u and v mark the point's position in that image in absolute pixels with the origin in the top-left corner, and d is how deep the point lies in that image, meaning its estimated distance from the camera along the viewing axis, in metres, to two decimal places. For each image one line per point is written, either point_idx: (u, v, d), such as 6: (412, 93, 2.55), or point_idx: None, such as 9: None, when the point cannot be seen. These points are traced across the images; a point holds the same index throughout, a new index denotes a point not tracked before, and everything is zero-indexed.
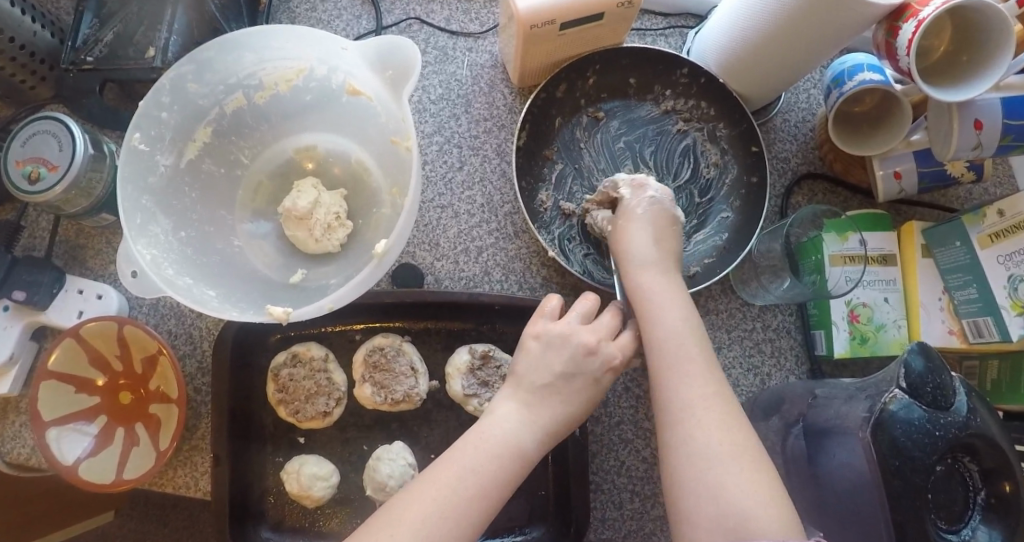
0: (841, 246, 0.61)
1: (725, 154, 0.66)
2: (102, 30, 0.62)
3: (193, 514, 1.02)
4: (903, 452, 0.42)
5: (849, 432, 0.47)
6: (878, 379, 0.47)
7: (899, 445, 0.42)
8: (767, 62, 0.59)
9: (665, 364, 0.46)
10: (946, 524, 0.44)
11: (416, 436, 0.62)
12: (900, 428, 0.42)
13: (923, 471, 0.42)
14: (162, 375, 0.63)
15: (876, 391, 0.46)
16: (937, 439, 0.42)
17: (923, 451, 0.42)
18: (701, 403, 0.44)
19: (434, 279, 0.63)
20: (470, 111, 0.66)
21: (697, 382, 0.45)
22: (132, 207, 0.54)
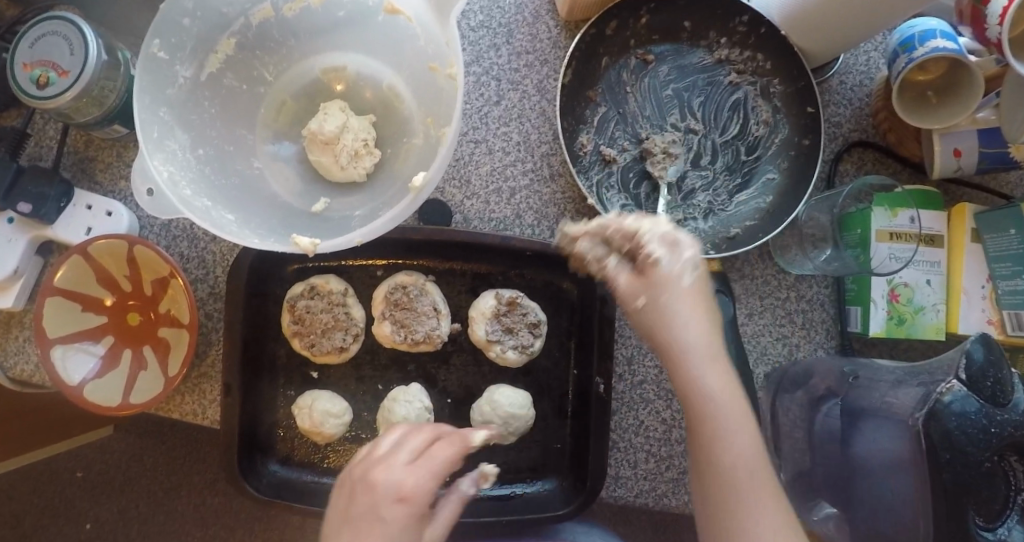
0: (890, 222, 0.59)
1: (777, 113, 0.62)
2: None
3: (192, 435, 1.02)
4: (954, 444, 0.41)
5: (894, 418, 0.46)
6: (932, 367, 0.46)
7: (952, 439, 0.41)
8: (837, 20, 0.54)
9: (710, 426, 0.38)
10: (983, 521, 0.41)
11: (434, 379, 0.60)
12: (955, 420, 0.41)
13: (972, 465, 0.41)
14: (173, 299, 0.60)
15: (930, 378, 0.45)
16: (991, 436, 0.41)
17: (977, 447, 0.41)
18: (744, 464, 0.38)
19: (463, 218, 0.60)
20: (512, 42, 0.61)
21: (744, 441, 0.38)
22: (148, 119, 0.51)
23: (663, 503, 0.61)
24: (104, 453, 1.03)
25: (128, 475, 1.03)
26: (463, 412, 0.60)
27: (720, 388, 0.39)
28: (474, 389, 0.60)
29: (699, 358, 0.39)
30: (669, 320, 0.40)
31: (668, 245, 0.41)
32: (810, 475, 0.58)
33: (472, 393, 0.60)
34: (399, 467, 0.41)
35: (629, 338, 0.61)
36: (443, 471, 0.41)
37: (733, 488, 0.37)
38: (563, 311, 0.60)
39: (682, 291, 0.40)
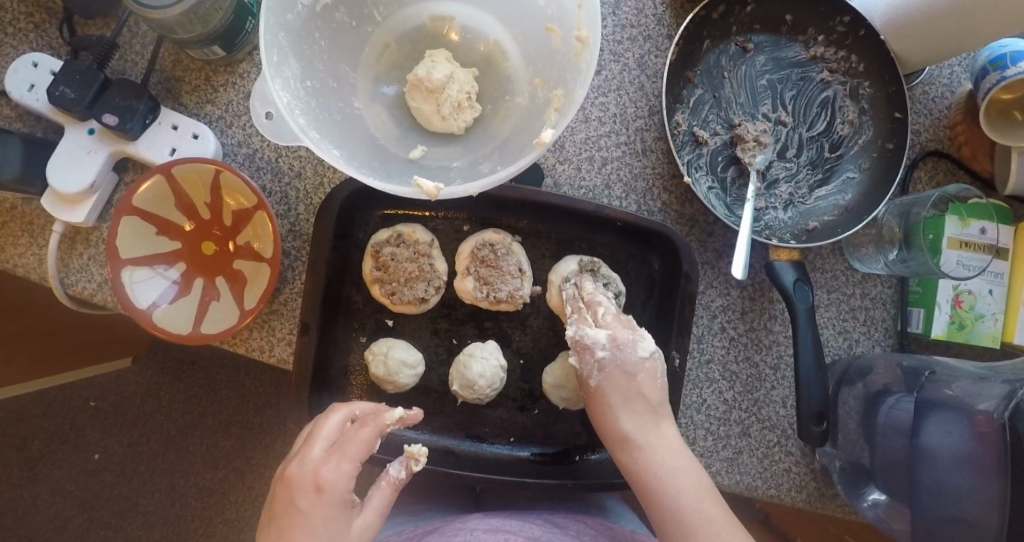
0: (962, 231, 0.61)
1: (864, 114, 0.64)
2: None
3: (212, 375, 1.00)
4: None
5: (966, 412, 0.50)
6: (1020, 371, 0.50)
7: None
8: (944, 33, 0.55)
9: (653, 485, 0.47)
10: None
11: (508, 338, 0.61)
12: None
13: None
14: (255, 232, 0.60)
15: (1017, 380, 0.49)
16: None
17: None
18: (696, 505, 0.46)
19: (553, 183, 0.60)
20: (618, 14, 0.61)
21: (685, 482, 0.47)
22: (271, 43, 0.51)
23: (715, 480, 0.62)
24: (118, 385, 1.00)
25: (142, 410, 1.01)
26: (533, 374, 0.61)
27: (659, 445, 0.49)
28: (547, 353, 0.61)
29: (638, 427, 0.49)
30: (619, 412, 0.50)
31: (614, 346, 0.51)
32: (866, 466, 0.61)
33: (544, 356, 0.61)
34: (314, 458, 0.44)
35: (702, 318, 0.62)
36: (358, 456, 0.44)
37: (682, 516, 0.45)
38: (641, 284, 0.61)
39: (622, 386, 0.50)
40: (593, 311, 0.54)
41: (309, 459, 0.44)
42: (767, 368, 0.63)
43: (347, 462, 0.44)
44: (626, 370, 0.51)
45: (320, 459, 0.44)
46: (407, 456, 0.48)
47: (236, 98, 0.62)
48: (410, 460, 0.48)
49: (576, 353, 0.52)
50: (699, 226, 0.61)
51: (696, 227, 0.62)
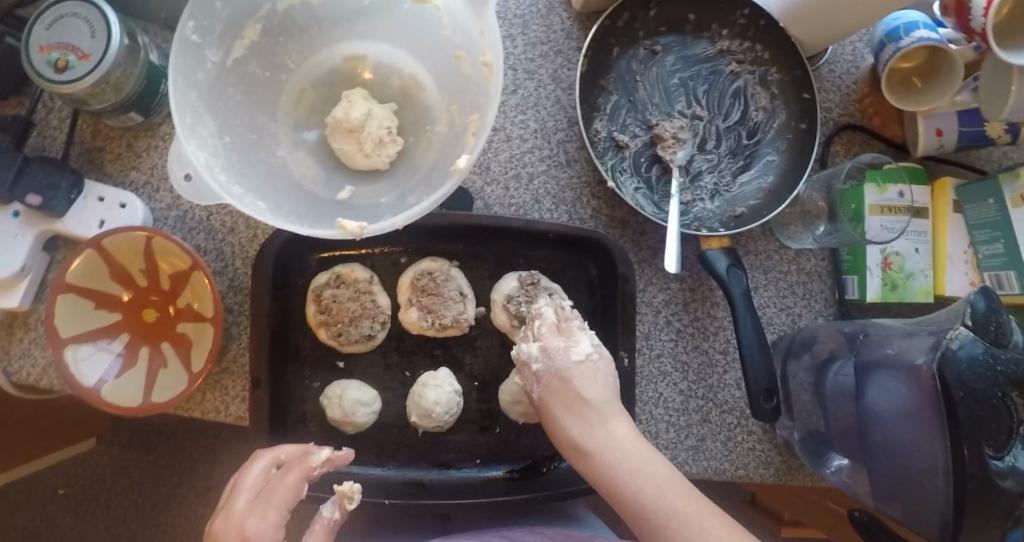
0: (880, 196, 0.63)
1: (774, 99, 0.66)
2: None
3: (178, 441, 0.97)
4: (966, 383, 0.46)
5: (904, 367, 0.51)
6: (938, 320, 0.52)
7: (963, 379, 0.46)
8: (834, 13, 0.58)
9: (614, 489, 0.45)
10: (992, 451, 0.46)
11: (460, 363, 0.61)
12: (964, 362, 0.46)
13: (983, 398, 0.46)
14: (194, 293, 0.59)
15: (940, 328, 0.50)
16: (997, 373, 0.46)
17: (985, 383, 0.46)
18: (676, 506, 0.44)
19: (484, 204, 0.61)
20: (527, 33, 0.63)
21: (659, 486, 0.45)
22: (182, 104, 0.50)
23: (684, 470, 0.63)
24: (87, 466, 0.98)
25: (113, 489, 0.98)
26: (490, 394, 0.62)
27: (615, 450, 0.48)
28: (501, 371, 0.62)
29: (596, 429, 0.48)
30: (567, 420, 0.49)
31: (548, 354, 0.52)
32: (823, 433, 0.63)
33: (498, 376, 0.62)
34: (238, 511, 0.42)
35: (647, 315, 0.64)
36: (285, 503, 0.43)
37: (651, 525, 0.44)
38: (583, 290, 0.62)
39: (560, 394, 0.50)
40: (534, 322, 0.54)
41: (233, 512, 0.42)
42: (717, 354, 0.65)
43: (273, 512, 0.42)
44: (560, 378, 0.51)
45: (244, 511, 0.42)
46: (341, 497, 0.47)
47: (159, 162, 0.62)
48: (343, 499, 0.47)
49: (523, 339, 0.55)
50: (631, 227, 0.63)
51: (628, 228, 0.63)
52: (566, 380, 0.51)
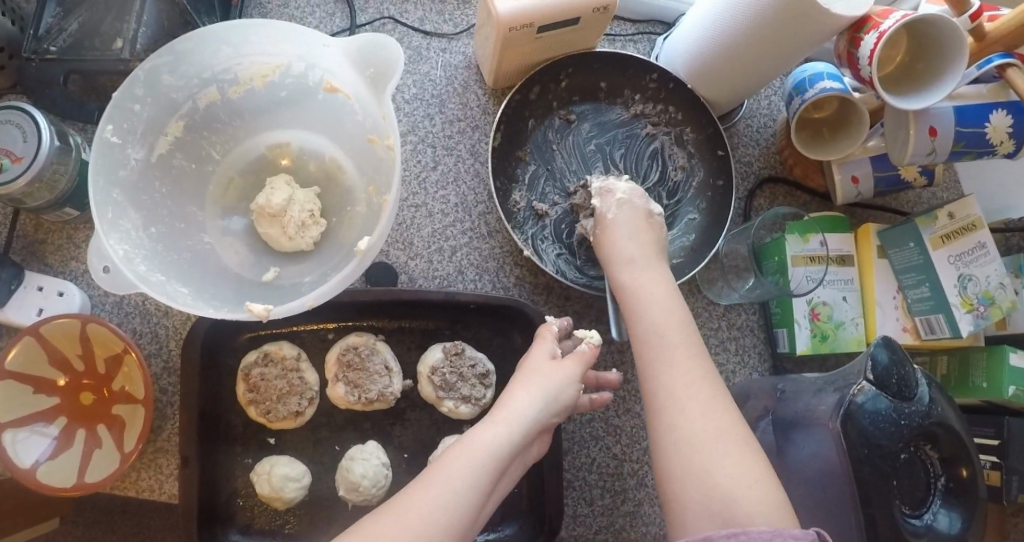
0: (803, 247, 0.63)
1: (691, 157, 0.67)
2: (66, 19, 0.62)
3: (142, 524, 0.93)
4: (871, 440, 0.45)
5: (815, 426, 0.49)
6: (845, 373, 0.50)
7: (867, 434, 0.45)
8: (736, 66, 0.61)
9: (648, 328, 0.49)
10: (909, 510, 0.47)
11: (389, 435, 0.62)
12: (869, 418, 0.45)
13: (887, 454, 0.45)
14: (128, 374, 0.62)
15: (846, 383, 0.49)
16: (902, 427, 0.45)
17: (890, 438, 0.45)
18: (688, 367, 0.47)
19: (408, 278, 0.63)
20: (444, 111, 0.67)
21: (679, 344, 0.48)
22: (103, 201, 0.53)
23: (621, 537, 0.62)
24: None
25: None
26: (420, 465, 0.62)
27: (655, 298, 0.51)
28: (429, 442, 0.62)
29: (638, 270, 0.52)
30: (614, 261, 0.54)
31: (633, 194, 0.58)
32: None
33: (428, 445, 0.62)
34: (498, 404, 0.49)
35: None
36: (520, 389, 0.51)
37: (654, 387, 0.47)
38: (508, 358, 0.63)
39: (635, 221, 0.56)
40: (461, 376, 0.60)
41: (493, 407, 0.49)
42: None
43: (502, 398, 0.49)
44: (641, 214, 0.57)
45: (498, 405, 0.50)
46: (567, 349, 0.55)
47: None
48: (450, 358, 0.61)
49: (599, 197, 0.59)
50: (555, 292, 0.65)
51: (553, 294, 0.65)
52: (644, 218, 0.57)
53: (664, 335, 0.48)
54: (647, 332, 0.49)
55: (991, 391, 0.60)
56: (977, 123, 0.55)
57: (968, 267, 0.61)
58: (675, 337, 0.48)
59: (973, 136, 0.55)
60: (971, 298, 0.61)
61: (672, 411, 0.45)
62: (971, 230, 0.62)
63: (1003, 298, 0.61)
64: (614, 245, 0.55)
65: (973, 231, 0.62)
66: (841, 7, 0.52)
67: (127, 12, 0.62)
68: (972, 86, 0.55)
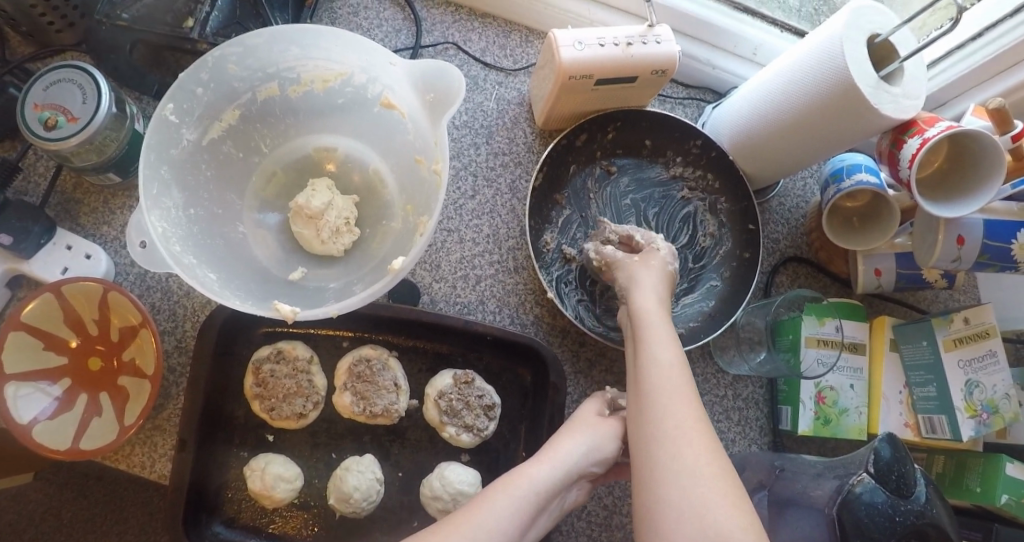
0: (818, 329, 0.64)
1: (722, 226, 0.69)
2: None
3: (120, 491, 0.88)
4: (863, 531, 0.44)
5: (811, 511, 0.50)
6: (847, 462, 0.51)
7: (861, 527, 0.44)
8: (779, 145, 0.62)
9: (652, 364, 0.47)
10: None
11: (387, 451, 0.62)
12: (863, 509, 0.45)
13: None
14: (139, 349, 0.61)
15: (846, 472, 0.49)
16: (897, 523, 0.45)
17: (883, 533, 0.44)
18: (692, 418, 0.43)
19: (430, 300, 0.64)
20: (491, 143, 0.69)
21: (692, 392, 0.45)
22: (150, 176, 0.54)
23: None
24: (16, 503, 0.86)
25: None
26: (412, 485, 0.62)
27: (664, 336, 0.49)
28: (425, 463, 0.62)
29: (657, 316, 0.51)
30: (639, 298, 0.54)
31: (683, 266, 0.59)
32: None
33: (423, 467, 0.62)
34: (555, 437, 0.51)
35: None
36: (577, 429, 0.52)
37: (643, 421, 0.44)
38: (516, 394, 0.64)
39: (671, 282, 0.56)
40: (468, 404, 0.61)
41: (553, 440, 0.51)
42: None
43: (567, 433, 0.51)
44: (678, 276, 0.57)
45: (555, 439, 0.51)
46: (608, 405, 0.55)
47: None
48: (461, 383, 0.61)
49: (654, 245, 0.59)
50: (571, 336, 0.66)
51: (568, 336, 0.66)
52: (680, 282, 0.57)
53: (664, 372, 0.46)
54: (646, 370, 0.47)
55: (983, 496, 0.61)
56: (1003, 239, 0.56)
57: (976, 373, 0.62)
58: (676, 374, 0.45)
59: (999, 250, 0.57)
60: (976, 403, 0.61)
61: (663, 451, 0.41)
62: (984, 337, 0.63)
63: (1006, 409, 0.62)
64: (640, 282, 0.55)
65: (986, 338, 0.63)
66: (891, 110, 0.53)
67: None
68: (1004, 203, 0.56)
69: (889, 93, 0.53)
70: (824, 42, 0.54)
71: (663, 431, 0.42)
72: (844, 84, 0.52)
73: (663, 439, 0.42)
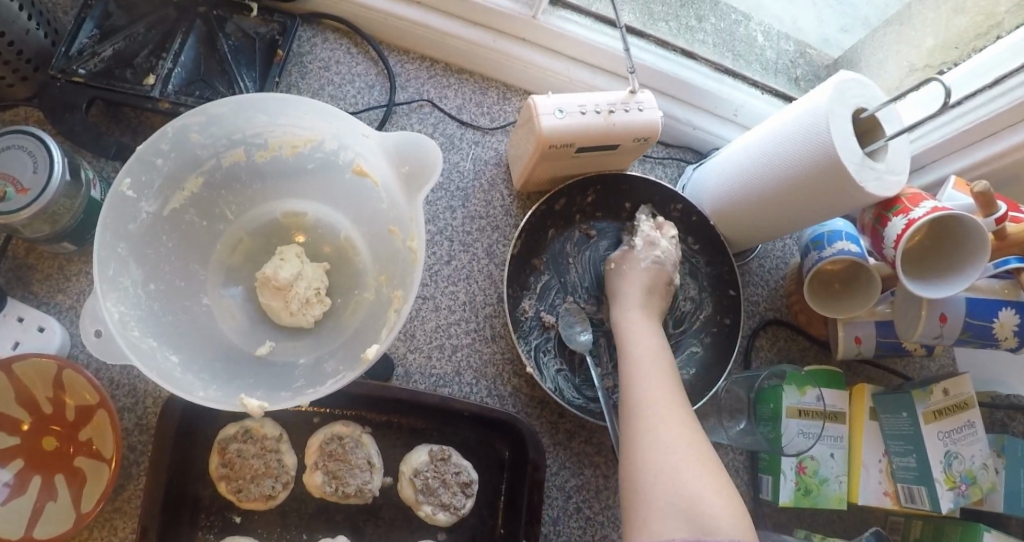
0: (800, 398, 0.63)
1: (703, 291, 0.67)
2: (102, 43, 0.61)
3: None
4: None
5: None
6: None
7: None
8: (763, 213, 0.61)
9: (634, 361, 0.53)
10: None
11: (361, 531, 0.60)
12: None
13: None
14: (96, 430, 0.58)
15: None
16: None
17: None
18: (664, 399, 0.48)
19: (403, 372, 0.62)
20: (467, 206, 0.67)
21: (662, 382, 0.50)
22: (107, 256, 0.50)
23: None
24: None
25: None
26: None
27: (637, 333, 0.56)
28: None
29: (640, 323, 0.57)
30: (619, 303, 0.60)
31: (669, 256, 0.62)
32: None
33: None
34: None
35: (556, 499, 0.63)
36: None
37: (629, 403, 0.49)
38: (493, 469, 0.62)
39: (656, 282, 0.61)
40: (444, 482, 0.59)
41: None
42: None
43: None
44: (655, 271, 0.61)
45: None
46: None
47: (87, 288, 0.62)
48: (437, 459, 0.60)
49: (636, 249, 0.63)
50: (550, 407, 0.64)
51: (547, 408, 0.64)
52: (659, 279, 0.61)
53: (640, 365, 0.52)
54: (633, 362, 0.53)
55: None
56: (985, 317, 0.56)
57: (955, 444, 0.62)
58: (652, 367, 0.52)
59: (981, 328, 0.57)
60: (954, 475, 0.61)
61: (641, 423, 0.47)
62: (963, 408, 0.63)
63: (984, 479, 0.61)
64: (627, 283, 0.61)
65: (964, 410, 0.63)
66: (875, 187, 0.52)
67: (165, 49, 0.62)
68: (988, 280, 0.56)
69: (874, 169, 0.52)
70: (809, 113, 0.53)
71: (644, 404, 0.48)
72: (831, 159, 0.51)
73: (646, 416, 0.47)
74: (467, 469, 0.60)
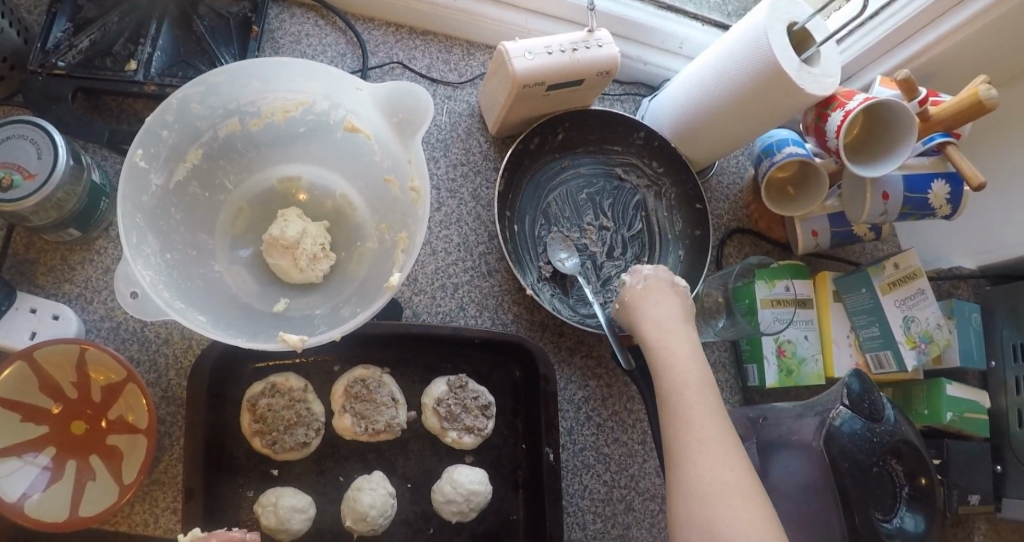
0: (770, 291, 0.70)
1: (672, 208, 0.75)
2: (76, 36, 0.63)
3: None
4: (850, 455, 0.50)
5: (799, 446, 0.54)
6: (822, 399, 0.56)
7: (847, 451, 0.50)
8: (718, 129, 0.68)
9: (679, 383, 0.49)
10: (883, 516, 0.51)
11: (394, 466, 0.64)
12: (847, 437, 0.50)
13: (863, 466, 0.50)
14: (127, 405, 0.59)
15: (824, 408, 0.55)
16: (875, 444, 0.51)
17: (864, 453, 0.51)
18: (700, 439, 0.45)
19: (412, 312, 0.67)
20: (449, 156, 0.72)
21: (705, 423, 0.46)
22: (129, 225, 0.52)
23: None
24: None
25: None
26: (422, 495, 0.64)
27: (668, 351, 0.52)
28: (432, 471, 0.65)
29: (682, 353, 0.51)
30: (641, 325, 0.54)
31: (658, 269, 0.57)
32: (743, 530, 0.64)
33: (430, 475, 0.64)
34: None
35: (568, 412, 0.68)
36: None
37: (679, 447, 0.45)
38: (507, 391, 0.67)
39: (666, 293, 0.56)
40: (466, 408, 0.63)
41: None
42: (635, 444, 0.70)
43: None
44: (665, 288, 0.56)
45: None
46: None
47: (94, 275, 0.64)
48: (457, 384, 0.64)
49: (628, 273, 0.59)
50: (550, 329, 0.70)
51: (548, 330, 0.70)
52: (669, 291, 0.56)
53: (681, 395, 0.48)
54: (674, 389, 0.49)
55: (931, 417, 0.69)
56: (921, 191, 0.64)
57: (910, 309, 0.71)
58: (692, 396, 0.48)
59: (918, 201, 0.65)
60: (914, 336, 0.69)
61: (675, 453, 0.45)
62: (912, 278, 0.71)
63: (940, 337, 0.70)
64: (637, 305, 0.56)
65: (914, 279, 0.71)
66: (815, 88, 0.59)
67: (141, 36, 0.64)
68: (918, 158, 0.65)
69: (811, 73, 0.59)
70: (751, 32, 0.59)
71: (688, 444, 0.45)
72: (773, 68, 0.58)
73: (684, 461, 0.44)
74: (485, 392, 0.65)
